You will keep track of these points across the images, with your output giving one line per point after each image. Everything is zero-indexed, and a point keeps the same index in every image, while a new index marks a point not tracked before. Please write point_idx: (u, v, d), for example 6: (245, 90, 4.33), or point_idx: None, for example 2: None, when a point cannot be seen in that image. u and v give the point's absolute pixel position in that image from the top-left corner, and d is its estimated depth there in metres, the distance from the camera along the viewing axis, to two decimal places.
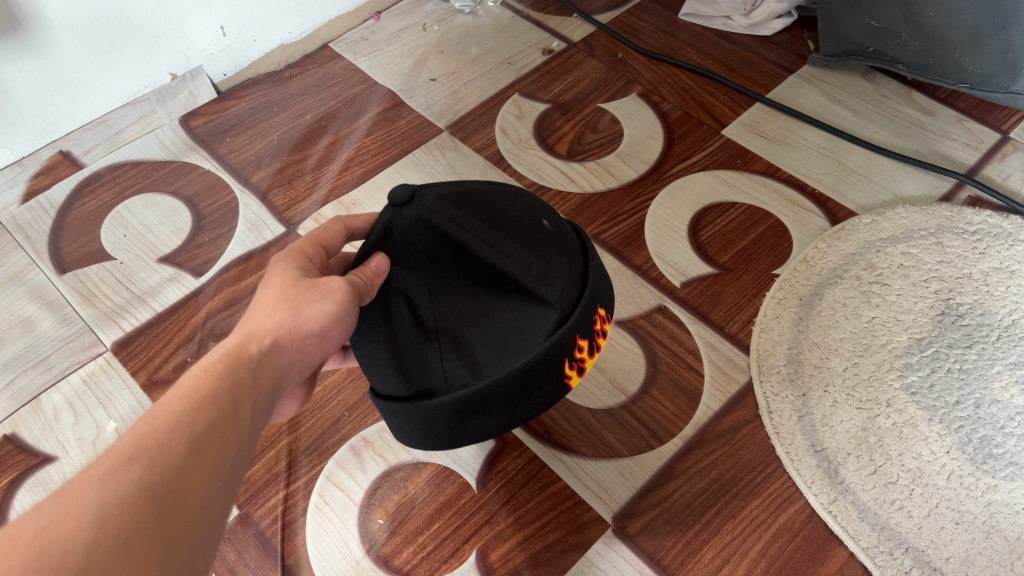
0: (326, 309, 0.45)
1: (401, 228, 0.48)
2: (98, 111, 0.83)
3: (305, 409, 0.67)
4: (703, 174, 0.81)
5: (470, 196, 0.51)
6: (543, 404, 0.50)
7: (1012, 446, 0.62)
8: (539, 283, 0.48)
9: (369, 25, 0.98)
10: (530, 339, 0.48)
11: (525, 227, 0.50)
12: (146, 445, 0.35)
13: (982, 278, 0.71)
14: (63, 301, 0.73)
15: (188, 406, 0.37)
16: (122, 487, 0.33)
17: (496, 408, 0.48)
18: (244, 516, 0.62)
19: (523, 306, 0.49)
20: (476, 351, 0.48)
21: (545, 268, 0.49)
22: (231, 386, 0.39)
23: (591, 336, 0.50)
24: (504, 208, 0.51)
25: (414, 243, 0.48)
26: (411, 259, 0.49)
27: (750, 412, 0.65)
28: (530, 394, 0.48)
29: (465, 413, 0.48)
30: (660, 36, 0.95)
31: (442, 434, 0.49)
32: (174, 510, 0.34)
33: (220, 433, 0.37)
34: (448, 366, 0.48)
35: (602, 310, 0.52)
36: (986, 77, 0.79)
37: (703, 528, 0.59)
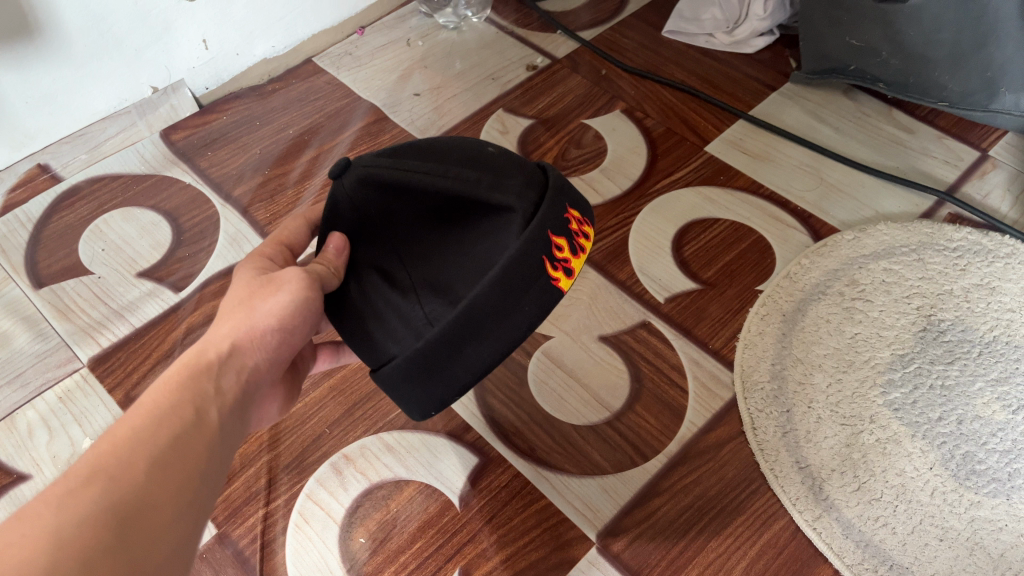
0: (281, 301, 0.46)
1: (346, 192, 0.47)
2: (78, 124, 0.81)
3: (286, 426, 0.66)
4: (686, 190, 0.81)
5: (408, 148, 0.49)
6: (537, 312, 0.45)
7: (994, 463, 0.62)
8: (493, 193, 0.46)
9: (353, 40, 0.98)
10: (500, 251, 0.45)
11: (471, 153, 0.48)
12: (104, 465, 0.36)
13: (963, 294, 0.72)
14: (39, 317, 0.72)
15: (148, 422, 0.39)
16: (80, 507, 0.33)
17: (485, 328, 0.44)
18: (222, 535, 0.61)
19: (490, 227, 0.46)
20: (456, 288, 0.46)
21: (495, 179, 0.47)
22: (190, 403, 0.41)
23: (569, 234, 0.47)
24: (445, 146, 0.49)
25: (363, 205, 0.46)
26: (368, 228, 0.47)
27: (734, 428, 0.65)
28: (519, 301, 0.44)
29: (456, 342, 0.44)
30: (643, 53, 0.95)
31: (440, 375, 0.45)
32: (135, 531, 0.34)
33: (179, 453, 0.38)
34: (428, 308, 0.46)
35: (575, 211, 0.49)
36: (965, 96, 0.80)
37: (688, 546, 0.59)
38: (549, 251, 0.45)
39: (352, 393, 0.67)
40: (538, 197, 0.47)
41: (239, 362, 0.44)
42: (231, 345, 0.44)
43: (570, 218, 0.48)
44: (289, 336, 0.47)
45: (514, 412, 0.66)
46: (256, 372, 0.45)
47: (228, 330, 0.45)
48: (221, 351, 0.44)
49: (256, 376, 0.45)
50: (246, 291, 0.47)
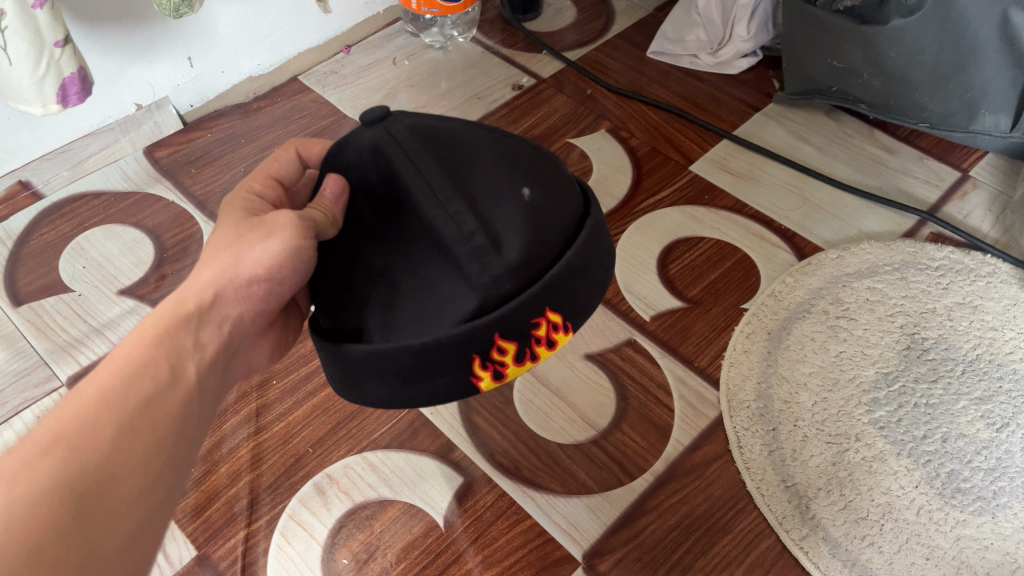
0: (269, 251, 0.45)
1: (364, 155, 0.44)
2: (60, 141, 0.81)
3: (269, 446, 0.65)
4: (671, 210, 0.81)
5: (448, 136, 0.44)
6: (441, 394, 0.44)
7: (979, 481, 0.63)
8: (472, 260, 0.41)
9: (339, 59, 0.98)
10: (443, 318, 0.42)
11: (492, 192, 0.43)
12: (70, 429, 0.38)
13: (946, 312, 0.72)
14: (17, 335, 0.71)
15: (120, 381, 0.41)
16: (40, 478, 0.36)
17: (385, 375, 0.44)
18: (202, 557, 0.59)
19: (453, 276, 0.42)
20: (399, 311, 0.43)
21: (492, 236, 0.42)
22: (166, 359, 0.42)
23: (525, 341, 0.43)
24: (481, 163, 0.44)
25: (369, 172, 0.44)
26: (367, 194, 0.44)
27: (720, 447, 0.65)
28: (433, 376, 0.43)
29: (370, 373, 0.44)
30: (628, 73, 0.96)
31: (361, 382, 0.45)
32: (97, 501, 0.37)
33: (148, 414, 0.41)
34: (370, 315, 0.44)
35: (558, 315, 0.44)
36: (945, 117, 0.81)
37: (674, 566, 0.59)
38: (484, 351, 0.42)
39: (337, 410, 0.67)
40: (520, 287, 0.42)
41: (223, 311, 0.46)
42: (213, 296, 0.45)
43: (545, 324, 0.43)
44: (278, 286, 0.47)
45: (500, 430, 0.66)
46: (238, 322, 0.47)
47: (210, 274, 0.45)
48: (202, 301, 0.45)
49: (239, 325, 0.47)
50: (233, 236, 0.47)
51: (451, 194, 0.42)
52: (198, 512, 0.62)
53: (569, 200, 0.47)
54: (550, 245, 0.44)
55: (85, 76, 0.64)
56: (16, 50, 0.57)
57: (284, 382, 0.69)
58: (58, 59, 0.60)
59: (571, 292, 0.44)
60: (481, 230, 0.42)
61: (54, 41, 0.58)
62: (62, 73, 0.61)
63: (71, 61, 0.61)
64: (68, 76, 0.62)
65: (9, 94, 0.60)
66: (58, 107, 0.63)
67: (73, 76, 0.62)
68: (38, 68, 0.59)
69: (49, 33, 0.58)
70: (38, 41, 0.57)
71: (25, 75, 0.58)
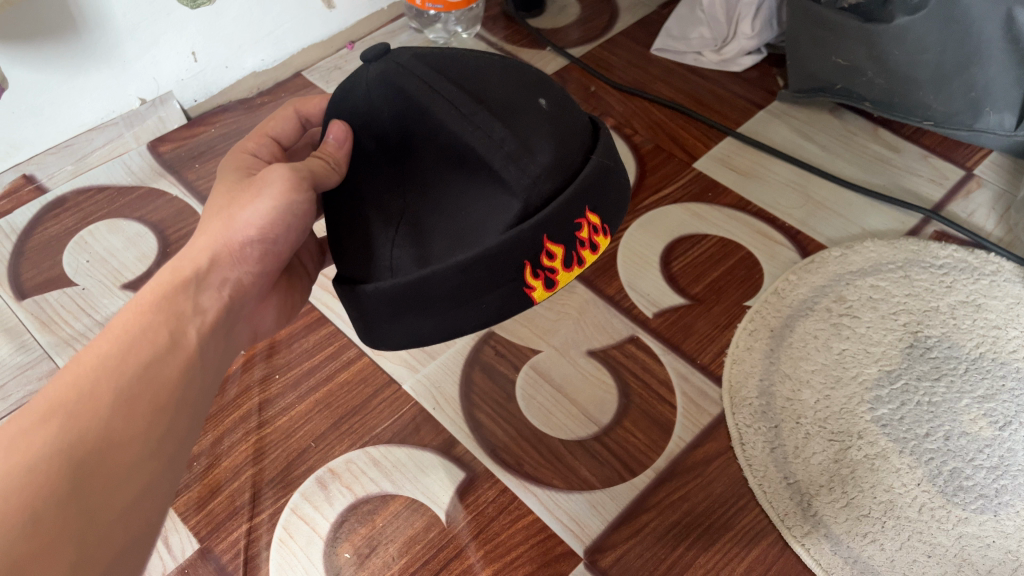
0: (261, 209, 0.48)
1: (372, 88, 0.46)
2: (64, 135, 0.80)
3: (272, 440, 0.65)
4: (675, 207, 0.81)
5: (457, 65, 0.47)
6: (493, 313, 0.45)
7: (981, 479, 0.62)
8: (507, 165, 0.43)
9: (342, 55, 0.98)
10: (486, 231, 0.43)
11: (512, 104, 0.45)
12: (70, 396, 0.39)
13: (949, 311, 0.72)
14: (21, 328, 0.71)
15: (120, 349, 0.42)
16: (39, 446, 0.36)
17: (431, 305, 0.44)
18: (204, 551, 0.59)
19: (488, 190, 0.44)
20: (433, 242, 0.45)
21: (524, 140, 0.44)
22: (167, 325, 0.44)
23: (571, 244, 0.44)
24: (494, 84, 0.46)
25: (377, 106, 0.46)
26: (376, 136, 0.46)
27: (722, 444, 0.65)
28: (479, 296, 0.44)
29: (403, 307, 0.45)
30: (632, 70, 0.96)
31: (397, 322, 0.46)
32: (98, 465, 0.38)
33: (150, 379, 0.42)
34: (396, 252, 0.46)
35: (596, 218, 0.45)
36: (949, 116, 0.81)
37: (676, 562, 0.59)
38: (534, 257, 0.43)
39: (339, 406, 0.67)
40: (557, 190, 0.44)
41: (221, 275, 0.48)
42: (210, 261, 0.47)
43: (585, 222, 0.45)
44: (272, 244, 0.50)
45: (502, 426, 0.66)
46: (239, 286, 0.49)
47: (208, 243, 0.48)
48: (199, 267, 0.47)
49: (239, 288, 0.49)
50: (226, 201, 0.50)
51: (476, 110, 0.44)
52: (200, 505, 0.62)
53: (580, 116, 0.50)
54: (574, 149, 0.46)
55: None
56: None
57: (287, 376, 0.69)
58: None
59: (603, 195, 0.46)
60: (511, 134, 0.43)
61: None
62: None
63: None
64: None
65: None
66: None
67: None
68: None
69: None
70: None
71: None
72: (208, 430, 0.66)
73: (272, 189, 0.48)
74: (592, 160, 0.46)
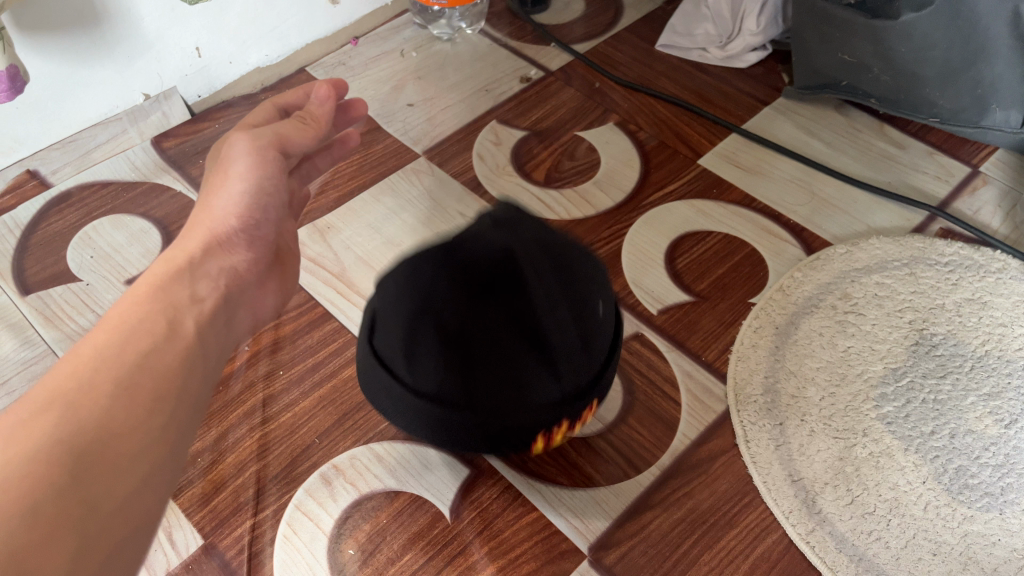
0: (234, 191, 0.49)
1: (478, 243, 0.50)
2: (68, 130, 0.81)
3: (276, 436, 0.65)
4: (679, 203, 0.81)
5: (546, 246, 0.51)
6: (515, 448, 0.54)
7: (987, 477, 0.62)
8: (560, 361, 0.50)
9: (347, 50, 0.97)
10: (529, 399, 0.50)
11: (581, 300, 0.51)
12: (66, 389, 0.38)
13: (954, 308, 0.72)
14: (26, 323, 0.71)
15: (118, 338, 0.42)
16: (38, 435, 0.36)
17: (473, 412, 0.50)
18: (208, 547, 0.59)
19: (541, 377, 0.50)
20: (481, 394, 0.49)
21: (578, 355, 0.51)
22: (164, 313, 0.44)
23: (572, 422, 0.55)
24: (573, 272, 0.52)
25: (471, 252, 0.50)
26: (462, 268, 0.49)
27: (727, 442, 0.65)
28: (510, 435, 0.52)
29: (449, 414, 0.51)
30: (636, 66, 0.96)
31: (434, 421, 0.52)
32: (98, 455, 0.37)
33: (148, 368, 0.42)
34: (442, 378, 0.50)
35: (592, 408, 0.56)
36: (956, 112, 0.80)
37: (680, 559, 0.59)
38: (548, 427, 0.53)
39: (343, 402, 0.67)
40: (589, 381, 0.53)
41: (215, 263, 0.48)
42: (202, 249, 0.48)
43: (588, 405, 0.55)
44: (255, 229, 0.50)
45: None
46: (235, 273, 0.50)
47: (198, 235, 0.48)
48: (191, 256, 0.47)
49: (236, 276, 0.49)
50: (201, 199, 0.50)
51: (530, 348, 0.49)
52: (205, 501, 0.62)
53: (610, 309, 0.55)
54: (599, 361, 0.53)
55: (16, 74, 0.67)
56: None
57: (291, 373, 0.69)
58: None
59: (605, 386, 0.55)
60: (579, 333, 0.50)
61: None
62: None
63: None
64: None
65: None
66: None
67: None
68: None
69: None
70: None
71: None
72: (213, 425, 0.66)
73: (240, 168, 0.49)
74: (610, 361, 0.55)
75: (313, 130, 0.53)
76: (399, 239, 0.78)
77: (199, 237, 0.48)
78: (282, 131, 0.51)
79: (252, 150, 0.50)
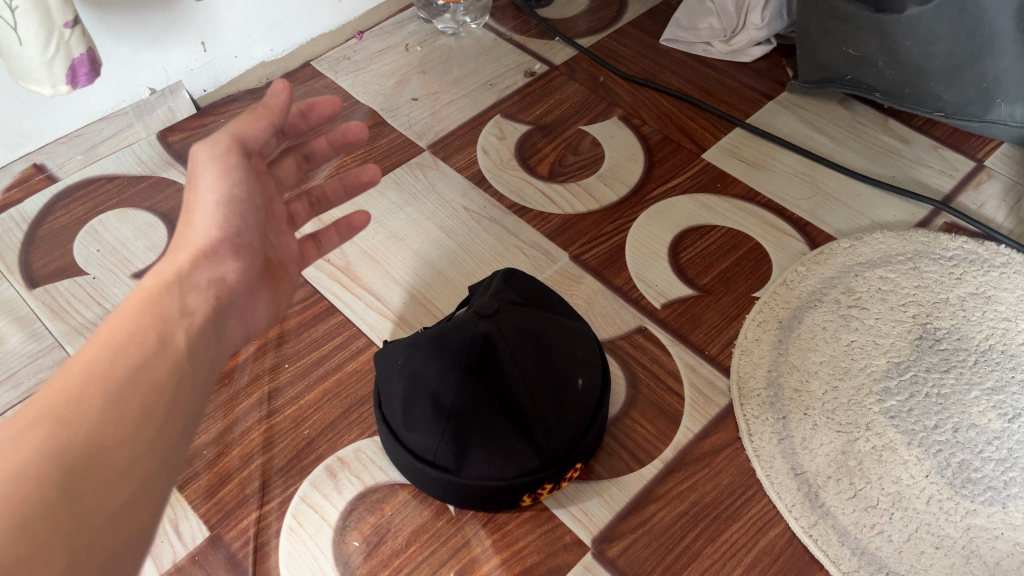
0: (209, 204, 0.44)
1: (459, 338, 0.56)
2: (74, 124, 0.82)
3: (281, 428, 0.66)
4: (682, 197, 0.81)
5: (536, 334, 0.58)
6: (503, 507, 0.58)
7: (990, 472, 0.62)
8: (542, 435, 0.56)
9: (351, 45, 0.97)
10: (515, 464, 0.55)
11: (559, 388, 0.57)
12: (56, 405, 0.37)
13: (958, 303, 0.72)
14: (33, 316, 0.72)
15: (107, 353, 0.40)
16: (28, 449, 0.35)
17: (465, 489, 0.55)
18: (214, 538, 0.60)
19: (524, 446, 0.55)
20: (473, 452, 0.55)
21: (558, 423, 0.56)
22: (154, 327, 0.42)
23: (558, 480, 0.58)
24: (550, 366, 0.57)
25: (465, 350, 0.55)
26: (449, 402, 0.55)
27: (730, 435, 0.65)
28: (499, 497, 0.56)
29: (445, 487, 0.56)
30: (640, 61, 0.96)
31: (430, 485, 0.57)
32: (86, 475, 0.36)
33: (137, 383, 0.39)
34: (441, 447, 0.55)
35: (580, 466, 0.59)
36: (961, 107, 0.80)
37: (683, 553, 0.59)
38: (534, 490, 0.57)
39: (347, 394, 0.67)
40: (570, 452, 0.57)
41: (205, 274, 0.44)
42: (191, 260, 0.43)
43: (573, 469, 0.58)
44: (239, 237, 0.45)
45: None
46: (225, 283, 0.45)
47: (180, 247, 0.44)
48: (180, 269, 0.43)
49: (226, 287, 0.45)
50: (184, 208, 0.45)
51: (513, 430, 0.55)
52: (210, 493, 0.62)
53: (595, 379, 0.60)
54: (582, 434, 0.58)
55: (94, 57, 0.65)
56: (26, 31, 0.57)
57: (295, 366, 0.69)
58: (68, 40, 0.60)
59: (591, 446, 0.59)
60: (553, 415, 0.56)
61: (64, 22, 0.59)
62: (71, 53, 0.61)
63: (80, 42, 0.62)
64: (77, 57, 0.62)
65: (20, 75, 0.60)
66: (67, 87, 0.63)
67: (82, 57, 0.62)
68: (48, 47, 0.59)
69: (60, 15, 0.58)
70: (48, 22, 0.58)
71: (34, 56, 0.59)
72: (220, 417, 0.66)
73: (206, 180, 0.44)
74: (596, 424, 0.59)
75: (265, 119, 0.47)
76: (403, 233, 0.78)
77: (186, 248, 0.44)
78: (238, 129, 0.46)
79: (214, 159, 0.44)
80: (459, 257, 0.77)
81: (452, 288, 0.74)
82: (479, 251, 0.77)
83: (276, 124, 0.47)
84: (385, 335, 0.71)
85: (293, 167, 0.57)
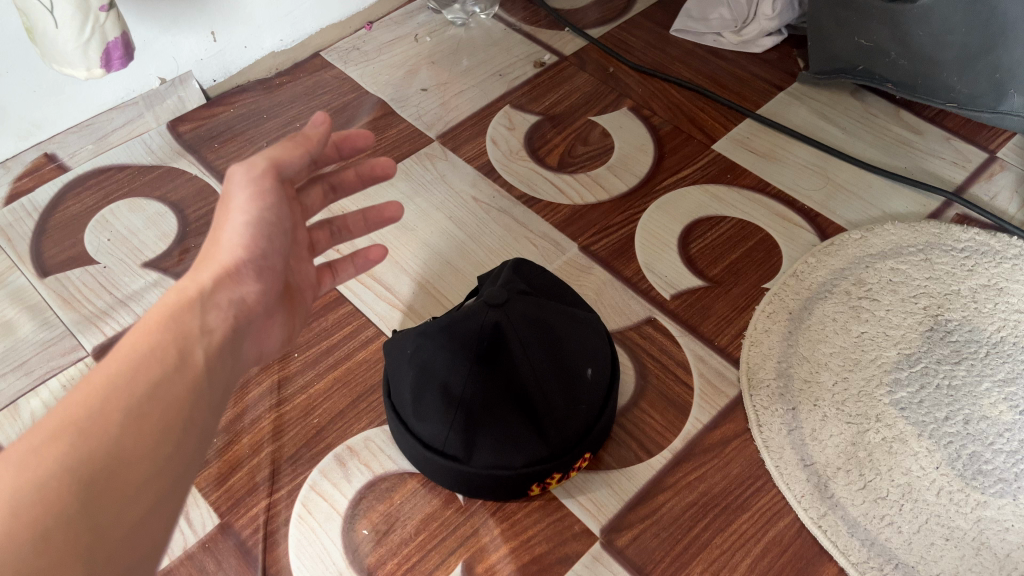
0: (239, 223, 0.45)
1: (469, 327, 0.56)
2: (85, 114, 0.82)
3: (292, 416, 0.66)
4: (693, 188, 0.81)
5: (545, 324, 0.57)
6: (511, 496, 0.58)
7: (1001, 463, 0.62)
8: (551, 424, 0.56)
9: (361, 35, 0.97)
10: (524, 453, 0.55)
11: (569, 378, 0.57)
12: (77, 419, 0.36)
13: (970, 295, 0.71)
14: (44, 305, 0.72)
15: (128, 366, 0.39)
16: (48, 463, 0.35)
17: (473, 477, 0.56)
18: (225, 525, 0.60)
19: (532, 435, 0.55)
20: (482, 441, 0.55)
21: (567, 412, 0.56)
22: (175, 343, 0.41)
23: (567, 471, 0.58)
24: (560, 357, 0.57)
25: (474, 339, 0.55)
26: (457, 391, 0.55)
27: (739, 426, 0.65)
28: (507, 486, 0.56)
29: (454, 475, 0.56)
30: (650, 51, 0.95)
31: (438, 473, 0.57)
32: (105, 493, 0.35)
33: (157, 400, 0.39)
34: (449, 437, 0.56)
35: (589, 457, 0.60)
36: (973, 97, 0.80)
37: (692, 543, 0.59)
38: (542, 480, 0.57)
39: (357, 384, 0.67)
40: (578, 440, 0.57)
41: (226, 294, 0.44)
42: (214, 279, 0.43)
43: (581, 459, 0.58)
44: (264, 260, 0.46)
45: None
46: (245, 304, 0.45)
47: (206, 266, 0.44)
48: (203, 287, 0.43)
49: (246, 308, 0.45)
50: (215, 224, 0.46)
51: (522, 420, 0.55)
52: (221, 481, 0.62)
53: (603, 368, 0.60)
54: (590, 423, 0.58)
55: (128, 42, 0.66)
56: (63, 13, 0.58)
57: (305, 355, 0.69)
58: (103, 24, 0.62)
59: (600, 436, 0.60)
60: (562, 405, 0.56)
61: (100, 6, 0.60)
62: (106, 37, 0.63)
63: (114, 26, 0.63)
64: (111, 41, 0.64)
65: (54, 58, 0.62)
66: (101, 71, 0.65)
67: (116, 42, 0.64)
68: (83, 32, 0.61)
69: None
70: (84, 6, 0.59)
71: (71, 39, 0.60)
72: (230, 405, 0.66)
73: (239, 201, 0.45)
74: (604, 414, 0.59)
75: (302, 147, 0.48)
76: (412, 223, 0.78)
77: (210, 266, 0.44)
78: (274, 155, 0.47)
79: (249, 180, 0.45)
80: (468, 248, 0.76)
81: (461, 277, 0.74)
82: (489, 241, 0.77)
83: (311, 154, 0.48)
84: (395, 325, 0.71)
85: (319, 197, 0.56)
